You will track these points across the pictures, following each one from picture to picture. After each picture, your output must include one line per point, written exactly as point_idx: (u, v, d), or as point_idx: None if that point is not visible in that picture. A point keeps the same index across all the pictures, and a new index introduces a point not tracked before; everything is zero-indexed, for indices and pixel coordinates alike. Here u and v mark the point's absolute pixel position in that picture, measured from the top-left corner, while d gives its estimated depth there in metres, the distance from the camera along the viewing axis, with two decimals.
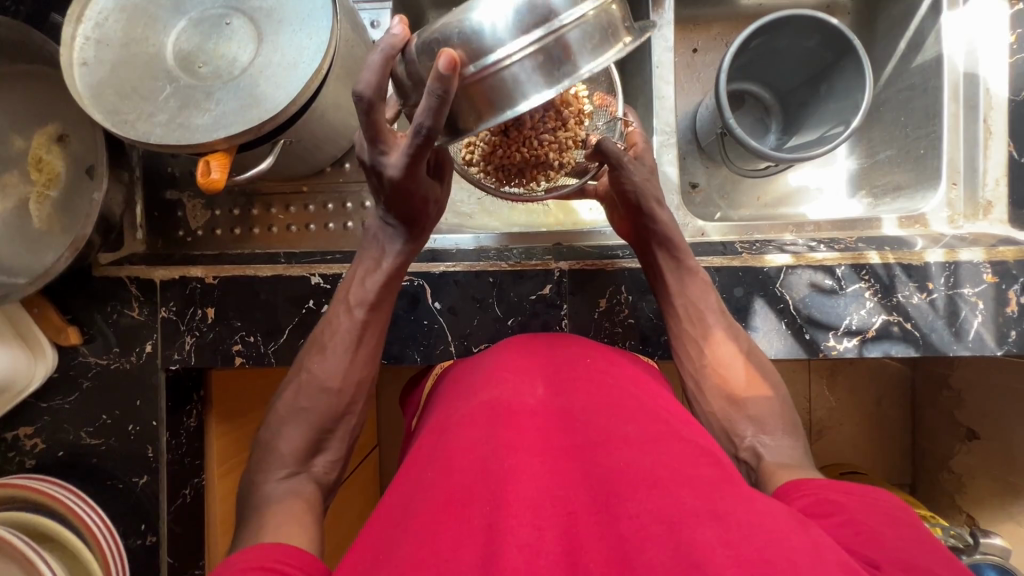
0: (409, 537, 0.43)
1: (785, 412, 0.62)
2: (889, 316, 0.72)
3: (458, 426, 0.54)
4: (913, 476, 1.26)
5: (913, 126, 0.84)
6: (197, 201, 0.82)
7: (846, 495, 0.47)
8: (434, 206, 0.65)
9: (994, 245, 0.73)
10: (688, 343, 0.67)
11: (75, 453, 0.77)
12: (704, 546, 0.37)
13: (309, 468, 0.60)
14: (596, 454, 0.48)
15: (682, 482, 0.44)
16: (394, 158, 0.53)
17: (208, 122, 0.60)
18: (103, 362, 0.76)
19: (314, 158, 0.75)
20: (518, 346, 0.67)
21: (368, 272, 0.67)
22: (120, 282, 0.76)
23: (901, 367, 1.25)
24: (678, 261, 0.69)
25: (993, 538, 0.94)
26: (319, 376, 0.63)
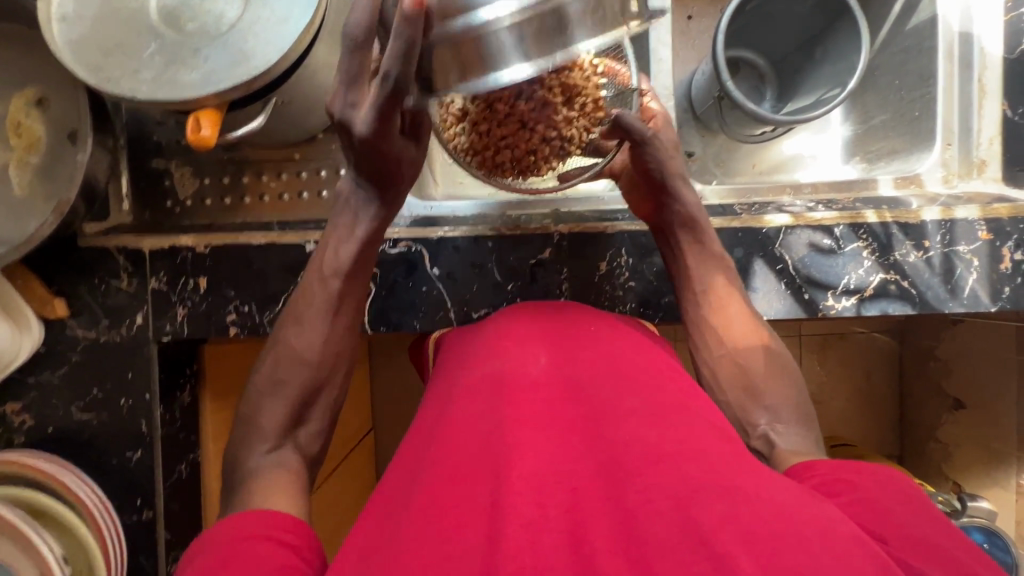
0: (410, 517, 0.42)
1: (802, 398, 0.62)
2: (887, 275, 0.72)
3: (459, 399, 0.53)
4: (900, 445, 1.28)
5: (907, 88, 0.84)
6: (185, 169, 0.80)
7: (860, 473, 0.47)
8: (408, 168, 0.64)
9: (988, 203, 0.74)
10: (705, 328, 0.67)
11: (65, 430, 0.75)
12: (712, 524, 0.37)
13: (290, 438, 0.61)
14: (601, 429, 0.47)
15: (688, 456, 0.43)
16: (362, 113, 0.54)
17: (196, 79, 0.58)
18: (91, 335, 0.74)
19: (305, 123, 0.73)
20: (521, 315, 0.65)
21: (341, 239, 0.66)
22: (107, 253, 0.74)
23: (888, 341, 1.27)
24: (700, 245, 0.69)
25: (979, 501, 0.97)
26: (297, 348, 0.64)
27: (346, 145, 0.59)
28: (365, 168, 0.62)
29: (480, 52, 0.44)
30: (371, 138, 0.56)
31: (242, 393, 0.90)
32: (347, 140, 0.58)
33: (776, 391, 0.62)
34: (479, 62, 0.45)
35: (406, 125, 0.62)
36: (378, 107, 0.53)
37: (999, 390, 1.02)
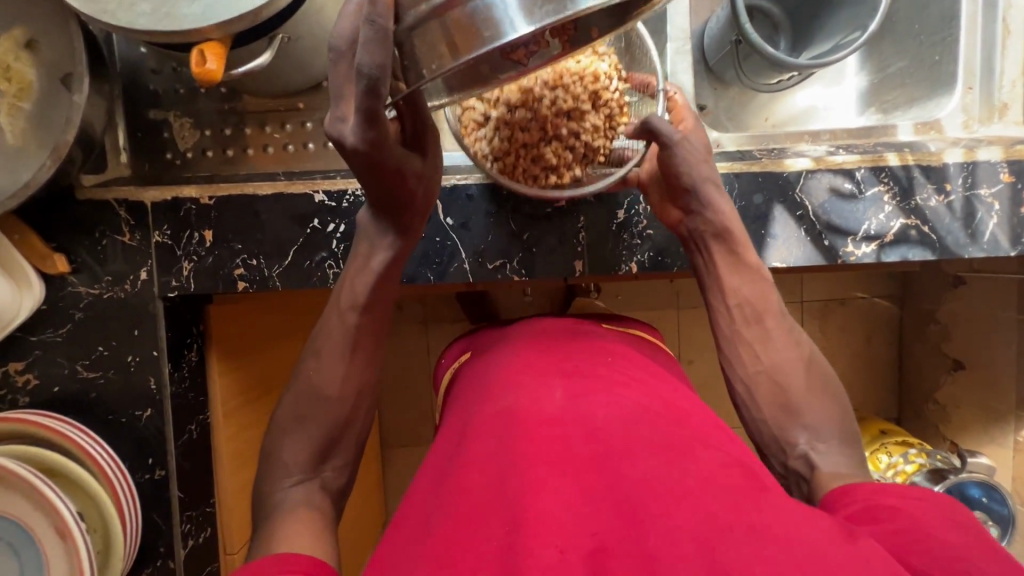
0: (426, 558, 0.42)
1: (844, 416, 0.60)
2: (908, 220, 0.71)
3: (474, 437, 0.54)
4: (899, 408, 1.29)
5: (928, 32, 0.82)
6: (185, 120, 0.77)
7: (902, 496, 0.46)
8: (416, 183, 0.60)
9: (1011, 144, 0.73)
10: (741, 346, 0.65)
11: (71, 389, 0.73)
12: (738, 569, 0.37)
13: (317, 474, 0.60)
14: (619, 464, 0.47)
15: (710, 494, 0.43)
16: (349, 124, 0.51)
17: (197, 11, 0.54)
18: (94, 292, 0.72)
19: (310, 68, 0.70)
20: (538, 352, 0.66)
21: (357, 271, 0.64)
22: (107, 205, 0.71)
23: (889, 306, 1.27)
24: (732, 253, 0.67)
25: (979, 457, 0.98)
26: (317, 385, 0.63)
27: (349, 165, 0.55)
28: (370, 187, 0.58)
29: (476, 21, 0.43)
30: (369, 150, 0.52)
31: (250, 356, 0.89)
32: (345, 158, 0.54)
33: (816, 410, 0.60)
34: (474, 32, 0.43)
35: (404, 138, 0.58)
36: (362, 113, 0.48)
37: (1000, 346, 1.03)
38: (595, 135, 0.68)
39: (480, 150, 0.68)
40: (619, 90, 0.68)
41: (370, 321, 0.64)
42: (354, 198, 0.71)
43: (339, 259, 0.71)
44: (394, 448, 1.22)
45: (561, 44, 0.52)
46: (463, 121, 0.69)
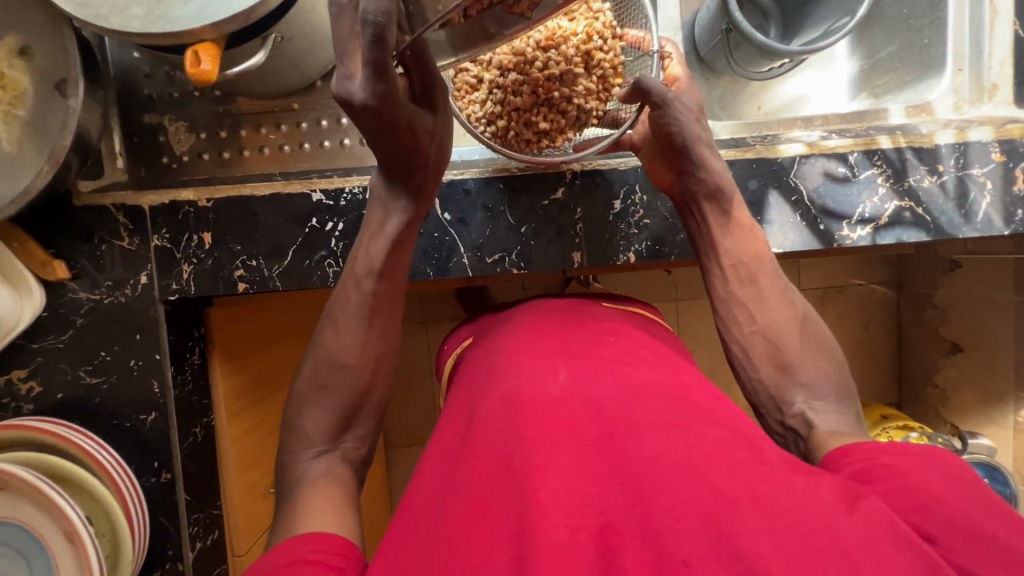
0: (439, 541, 0.43)
1: (839, 373, 0.60)
2: (901, 202, 0.72)
3: (480, 423, 0.54)
4: (899, 392, 1.30)
5: (914, 16, 0.83)
6: (180, 124, 0.77)
7: (902, 456, 0.46)
8: (429, 140, 0.60)
9: (1002, 124, 0.73)
10: (736, 305, 0.65)
11: (75, 395, 0.73)
12: (745, 541, 0.37)
13: (337, 445, 0.61)
14: (623, 443, 0.48)
15: (715, 470, 0.43)
16: (358, 80, 0.51)
17: (190, 13, 0.55)
18: (94, 297, 0.72)
19: (304, 67, 0.71)
20: (538, 336, 0.66)
21: (374, 236, 0.64)
22: (105, 210, 0.71)
23: (886, 292, 1.28)
24: (725, 212, 0.66)
25: (979, 438, 1.01)
26: (335, 353, 0.63)
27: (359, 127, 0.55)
28: (381, 146, 0.58)
29: None
30: (380, 107, 0.52)
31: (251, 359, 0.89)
32: (353, 119, 0.54)
33: (811, 367, 0.60)
34: None
35: (415, 93, 0.59)
36: (370, 69, 0.48)
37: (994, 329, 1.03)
38: (587, 97, 0.68)
39: (473, 113, 0.69)
40: (611, 49, 0.67)
41: (385, 288, 0.65)
42: (351, 196, 0.71)
43: (338, 257, 0.72)
44: (399, 447, 1.23)
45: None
46: (458, 84, 0.69)
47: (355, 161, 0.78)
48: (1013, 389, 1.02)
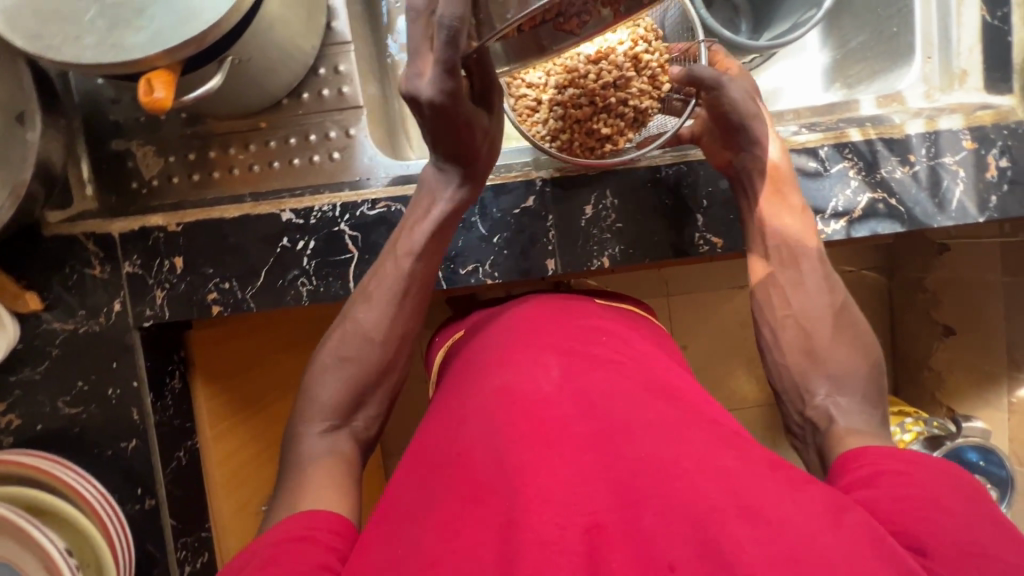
0: (428, 538, 0.43)
1: (873, 372, 0.57)
2: (874, 194, 0.72)
3: (472, 415, 0.53)
4: (895, 377, 1.30)
5: (883, 6, 0.83)
6: (148, 148, 0.77)
7: (914, 464, 0.46)
8: (481, 135, 0.63)
9: (972, 111, 0.73)
10: (773, 287, 0.65)
11: (54, 426, 0.72)
12: (732, 546, 0.37)
13: (348, 423, 0.62)
14: (614, 440, 0.47)
15: (706, 473, 0.42)
16: (427, 79, 0.53)
17: (143, 41, 0.55)
18: (68, 327, 0.71)
19: (267, 85, 0.70)
20: (530, 324, 0.65)
21: (418, 218, 0.66)
22: (74, 240, 0.70)
23: (878, 277, 1.28)
24: (777, 197, 0.67)
25: (974, 422, 0.99)
26: (363, 325, 0.64)
27: (420, 119, 0.58)
28: (443, 138, 0.62)
29: None
30: (445, 105, 0.55)
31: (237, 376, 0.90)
32: (416, 113, 0.57)
33: (844, 361, 0.58)
34: None
35: (474, 91, 0.63)
36: (444, 65, 0.51)
37: (983, 309, 1.03)
38: (644, 97, 0.68)
39: (539, 133, 0.71)
40: (657, 48, 0.68)
41: (423, 266, 0.66)
42: (321, 214, 0.71)
43: (311, 275, 0.71)
44: (396, 457, 1.23)
45: (611, 14, 0.54)
46: (520, 111, 0.72)
47: (326, 178, 0.78)
48: (1004, 368, 1.01)
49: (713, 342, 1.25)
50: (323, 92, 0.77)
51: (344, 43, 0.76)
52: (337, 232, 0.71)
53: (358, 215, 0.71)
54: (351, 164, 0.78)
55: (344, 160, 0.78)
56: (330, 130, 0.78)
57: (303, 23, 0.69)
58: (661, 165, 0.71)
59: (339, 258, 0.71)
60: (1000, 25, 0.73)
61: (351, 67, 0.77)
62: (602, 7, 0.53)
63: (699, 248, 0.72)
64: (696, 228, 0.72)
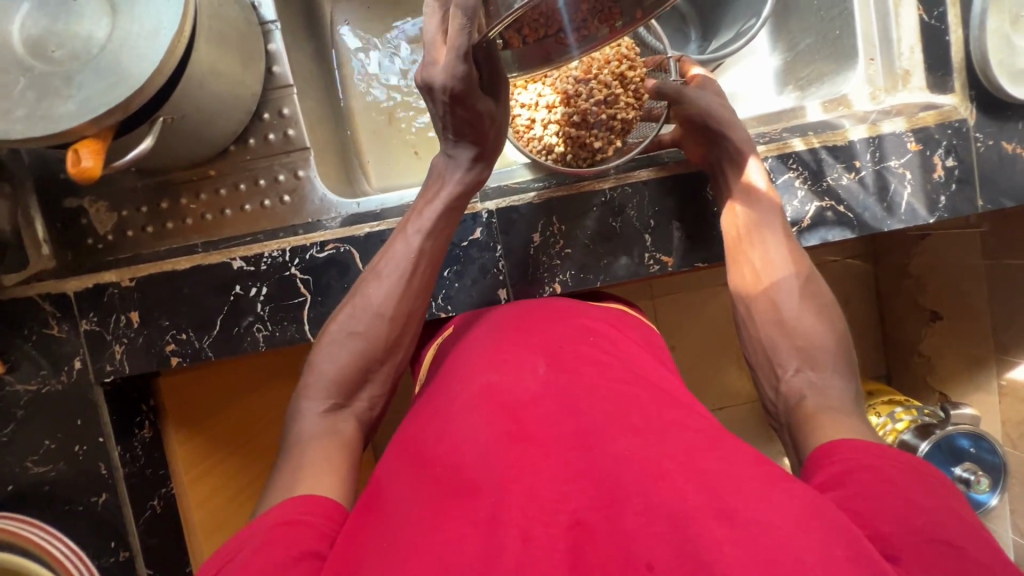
0: (408, 530, 0.42)
1: (841, 344, 0.57)
2: (822, 202, 0.71)
3: (457, 412, 0.53)
4: (886, 365, 1.26)
5: (825, 8, 0.82)
6: (101, 204, 0.77)
7: (886, 462, 0.44)
8: (489, 124, 0.66)
9: (915, 112, 0.72)
10: (743, 264, 0.65)
11: (24, 486, 0.73)
12: (710, 546, 0.35)
13: (350, 404, 0.61)
14: (598, 441, 0.46)
15: (689, 476, 0.41)
16: (441, 68, 0.56)
17: (72, 109, 0.56)
18: (32, 387, 0.72)
19: (210, 135, 0.71)
20: (513, 325, 0.64)
21: (430, 200, 0.69)
22: (31, 302, 0.72)
23: (863, 263, 1.23)
24: (745, 185, 0.68)
25: (962, 408, 0.97)
26: (373, 302, 0.65)
27: (434, 105, 0.61)
28: (456, 126, 0.65)
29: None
30: (458, 91, 0.58)
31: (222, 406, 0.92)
32: (431, 98, 0.60)
33: (813, 334, 0.57)
34: None
35: (485, 80, 0.64)
36: (457, 52, 0.54)
37: (969, 296, 1.02)
38: (629, 110, 0.73)
39: (534, 148, 0.75)
40: (639, 67, 0.73)
41: (432, 244, 0.67)
42: (270, 259, 0.71)
43: (266, 321, 0.72)
44: None
45: (608, 29, 0.59)
46: (515, 128, 0.76)
47: (279, 221, 0.78)
48: (993, 352, 0.99)
49: (698, 343, 1.23)
50: (270, 136, 0.78)
51: (287, 86, 0.78)
52: (288, 276, 0.72)
53: (307, 258, 0.71)
54: (302, 206, 0.78)
55: (295, 203, 0.78)
56: (279, 173, 0.78)
57: (239, 72, 0.70)
58: (605, 186, 0.72)
59: (292, 302, 0.72)
60: (937, 25, 0.73)
61: (294, 109, 0.78)
62: (600, 23, 0.59)
63: (650, 268, 0.73)
64: (644, 248, 0.72)
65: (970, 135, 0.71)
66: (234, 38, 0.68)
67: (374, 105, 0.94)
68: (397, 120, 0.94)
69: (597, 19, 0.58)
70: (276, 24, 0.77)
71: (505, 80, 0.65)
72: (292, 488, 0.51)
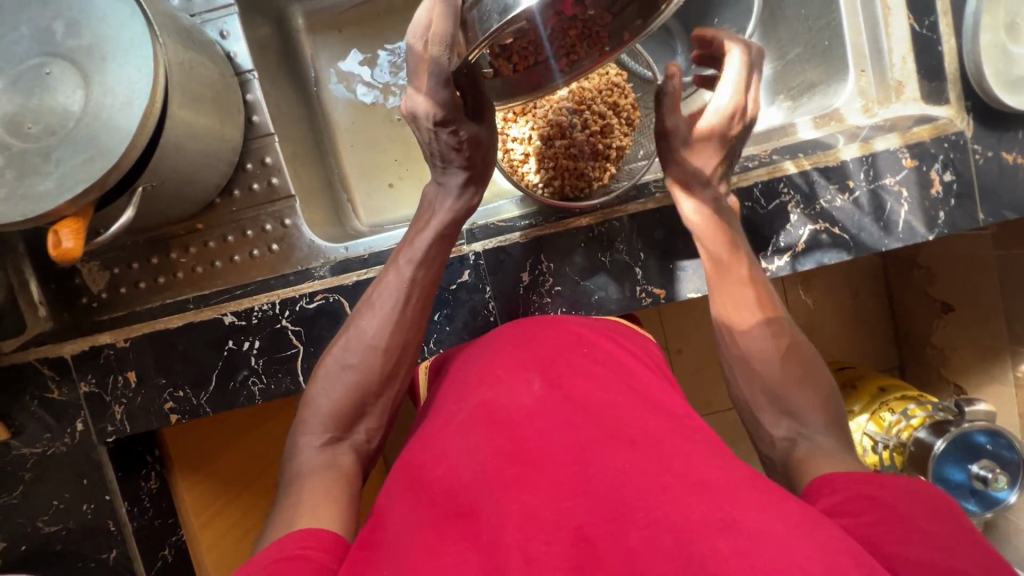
0: (409, 556, 0.41)
1: (830, 404, 0.53)
2: (816, 225, 0.70)
3: (454, 433, 0.52)
4: (899, 357, 1.20)
5: (813, 16, 0.79)
6: (92, 262, 0.77)
7: (896, 484, 0.42)
8: (483, 150, 0.64)
9: (909, 126, 0.70)
10: (725, 305, 0.62)
11: (38, 546, 0.74)
12: (714, 560, 0.33)
13: (348, 435, 0.59)
14: (597, 455, 0.45)
15: (691, 489, 0.39)
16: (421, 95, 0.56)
17: (52, 187, 0.56)
18: (37, 450, 0.74)
19: (193, 192, 0.71)
20: (510, 336, 0.63)
21: (419, 231, 0.66)
22: (32, 367, 0.73)
23: (871, 257, 1.18)
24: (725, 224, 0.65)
25: (976, 404, 0.91)
26: (366, 333, 0.63)
27: (420, 132, 0.61)
28: (446, 152, 0.63)
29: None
30: (441, 116, 0.58)
31: (223, 447, 0.93)
32: (416, 125, 0.61)
33: (799, 388, 0.54)
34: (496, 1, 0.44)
35: (468, 107, 0.61)
36: (438, 79, 0.53)
37: (980, 291, 0.97)
38: (622, 137, 0.73)
39: (529, 182, 0.73)
40: (627, 93, 0.74)
41: (423, 273, 0.65)
42: (261, 312, 0.73)
43: (261, 374, 0.73)
44: None
45: (598, 54, 0.58)
46: (507, 163, 0.74)
47: (268, 271, 0.77)
48: (1006, 344, 0.95)
49: (708, 349, 1.13)
50: (254, 186, 0.78)
51: (268, 135, 0.78)
52: (279, 328, 0.73)
53: (298, 310, 0.73)
54: (291, 253, 0.77)
55: (283, 251, 0.77)
56: (266, 223, 0.78)
57: (218, 128, 0.70)
58: (593, 221, 0.71)
59: (284, 354, 0.73)
60: (929, 34, 0.71)
61: (277, 157, 0.78)
62: (589, 47, 0.58)
63: (642, 301, 0.72)
64: (636, 281, 0.71)
65: (967, 147, 0.69)
66: (210, 97, 0.68)
67: (358, 137, 0.93)
68: (381, 152, 0.93)
69: (583, 44, 0.58)
70: (253, 74, 0.77)
71: (490, 104, 0.62)
72: (290, 522, 0.48)
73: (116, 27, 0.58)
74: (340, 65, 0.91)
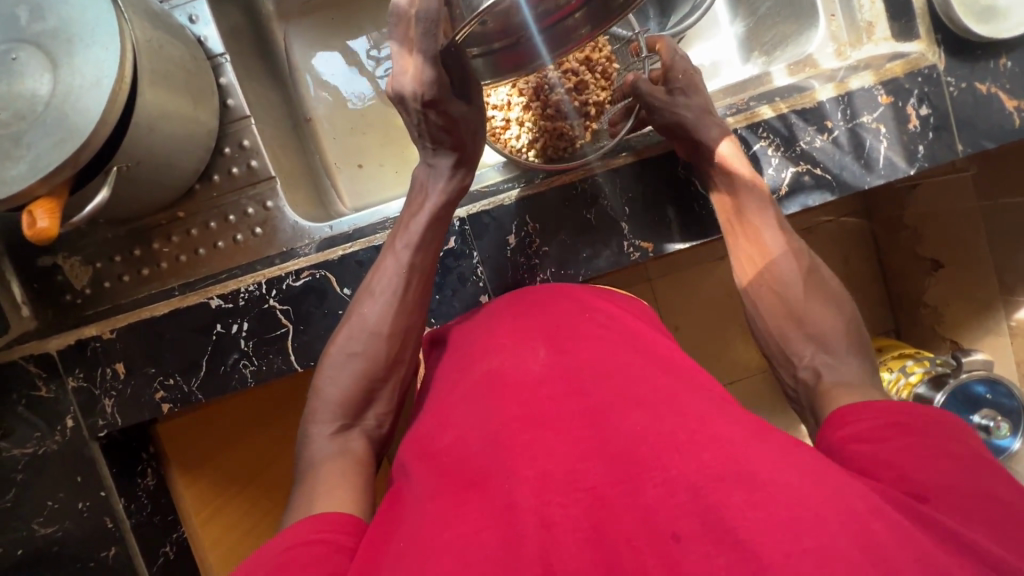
0: (424, 522, 0.40)
1: (851, 328, 0.55)
2: (798, 167, 0.70)
3: (461, 403, 0.50)
4: (895, 320, 1.19)
5: None
6: (73, 258, 0.76)
7: (926, 420, 0.42)
8: (464, 126, 0.61)
9: (882, 64, 0.71)
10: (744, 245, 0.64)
11: (34, 550, 0.73)
12: (731, 514, 0.33)
13: (358, 421, 0.59)
14: (610, 417, 0.44)
15: (704, 442, 0.38)
16: (410, 77, 0.54)
17: (23, 171, 0.55)
18: (28, 451, 0.72)
19: (171, 174, 0.70)
20: (507, 310, 0.62)
21: (412, 214, 0.65)
22: (16, 364, 0.71)
23: (857, 220, 1.16)
24: (728, 176, 0.66)
25: (974, 353, 0.89)
26: (368, 321, 0.62)
27: (407, 114, 0.59)
28: (434, 133, 0.62)
29: None
30: (430, 98, 0.55)
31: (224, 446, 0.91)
32: (404, 108, 0.58)
33: (832, 320, 0.55)
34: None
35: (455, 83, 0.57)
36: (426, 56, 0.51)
37: (967, 238, 0.97)
38: (601, 93, 0.71)
39: (512, 147, 0.72)
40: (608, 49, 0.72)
41: (421, 258, 0.65)
42: (248, 294, 0.72)
43: (251, 356, 0.72)
44: None
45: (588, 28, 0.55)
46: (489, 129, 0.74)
47: (253, 255, 0.76)
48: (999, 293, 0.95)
49: (703, 319, 1.13)
50: (234, 170, 0.77)
51: (244, 118, 0.77)
52: (268, 308, 0.72)
53: (284, 289, 0.72)
54: (275, 236, 0.77)
55: (267, 234, 0.77)
56: (248, 207, 0.77)
57: (192, 111, 0.69)
58: (577, 178, 0.71)
59: (274, 334, 0.72)
60: None
61: (255, 140, 0.78)
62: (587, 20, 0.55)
63: (630, 256, 0.72)
64: (623, 237, 0.71)
65: (941, 80, 0.69)
66: (182, 78, 0.67)
67: (336, 120, 0.92)
68: (359, 130, 0.92)
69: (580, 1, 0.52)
70: (226, 57, 0.77)
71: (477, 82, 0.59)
72: (309, 504, 0.48)
73: (82, 7, 0.57)
74: (314, 50, 0.91)
